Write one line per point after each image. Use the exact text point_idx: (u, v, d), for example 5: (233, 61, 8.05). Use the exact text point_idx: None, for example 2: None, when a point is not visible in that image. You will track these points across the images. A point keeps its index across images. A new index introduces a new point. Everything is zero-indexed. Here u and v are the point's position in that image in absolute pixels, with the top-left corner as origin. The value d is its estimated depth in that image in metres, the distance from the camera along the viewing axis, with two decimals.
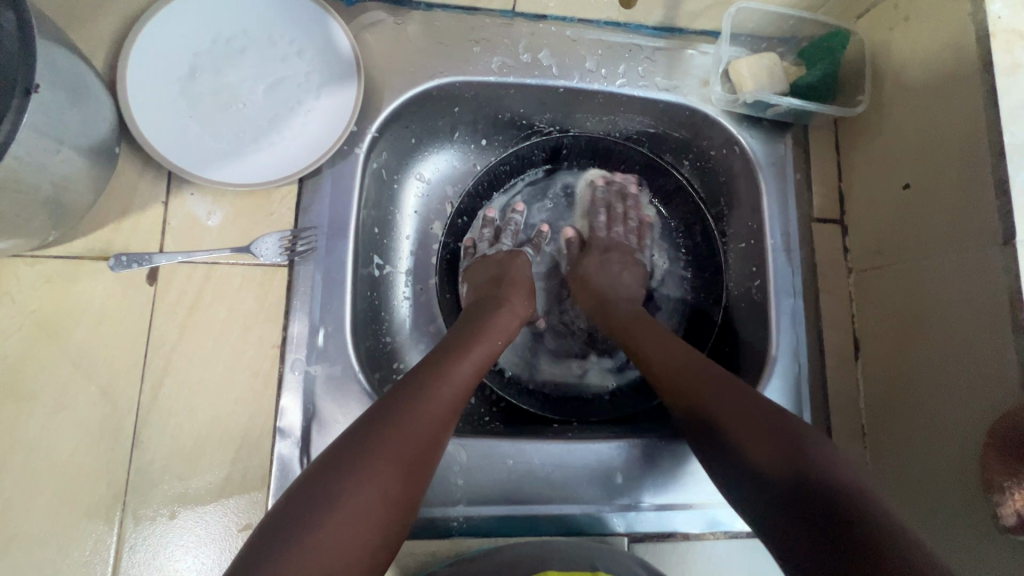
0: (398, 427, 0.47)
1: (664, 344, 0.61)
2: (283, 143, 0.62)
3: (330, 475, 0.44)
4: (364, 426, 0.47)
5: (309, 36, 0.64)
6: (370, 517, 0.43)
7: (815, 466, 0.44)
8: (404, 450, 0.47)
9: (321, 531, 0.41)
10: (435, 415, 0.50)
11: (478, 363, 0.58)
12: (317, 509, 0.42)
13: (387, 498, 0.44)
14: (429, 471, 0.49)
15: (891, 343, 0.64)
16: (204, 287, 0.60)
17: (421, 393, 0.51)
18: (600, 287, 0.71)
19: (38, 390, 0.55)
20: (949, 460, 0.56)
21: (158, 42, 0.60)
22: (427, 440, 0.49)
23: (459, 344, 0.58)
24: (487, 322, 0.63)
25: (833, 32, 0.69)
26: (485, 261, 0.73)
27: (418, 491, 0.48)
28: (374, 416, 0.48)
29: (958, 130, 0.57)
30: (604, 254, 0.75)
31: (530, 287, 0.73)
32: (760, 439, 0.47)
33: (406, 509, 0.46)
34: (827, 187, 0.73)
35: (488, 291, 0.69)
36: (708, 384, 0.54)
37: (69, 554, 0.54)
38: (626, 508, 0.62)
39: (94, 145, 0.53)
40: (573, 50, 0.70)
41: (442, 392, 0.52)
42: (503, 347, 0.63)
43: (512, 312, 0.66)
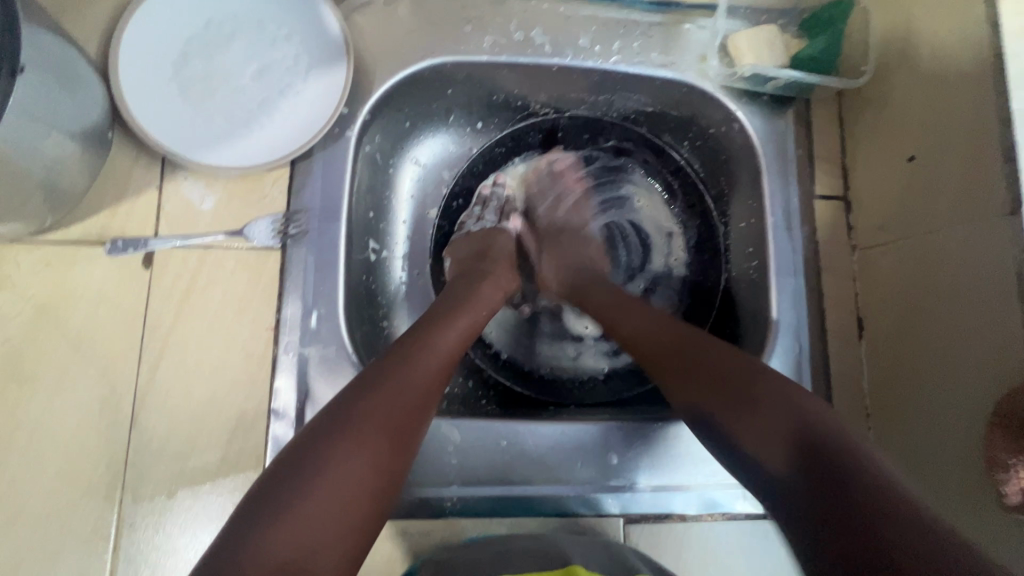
0: (381, 400, 0.47)
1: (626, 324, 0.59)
2: (273, 126, 0.62)
3: (311, 449, 0.43)
4: (346, 401, 0.47)
5: (299, 20, 0.64)
6: (355, 492, 0.43)
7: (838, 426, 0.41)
8: (387, 424, 0.46)
9: (309, 500, 0.41)
10: (422, 384, 0.50)
11: (464, 333, 0.57)
12: (299, 484, 0.41)
13: (374, 472, 0.44)
14: (417, 441, 0.49)
15: (897, 321, 0.63)
16: (199, 270, 0.60)
17: (406, 363, 0.50)
18: (567, 246, 0.73)
19: (39, 372, 0.57)
20: (956, 439, 0.55)
21: (148, 25, 0.60)
22: (414, 408, 0.49)
23: (445, 314, 0.58)
24: (472, 294, 0.62)
25: (835, 3, 0.66)
26: (469, 239, 0.72)
27: (405, 465, 0.47)
28: (357, 387, 0.48)
29: (968, 97, 0.54)
30: (561, 232, 0.75)
31: (513, 262, 0.72)
32: (760, 423, 0.44)
33: (395, 480, 0.46)
34: (831, 164, 0.71)
35: (471, 264, 0.68)
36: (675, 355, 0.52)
37: (71, 531, 0.55)
38: (621, 490, 0.62)
39: (86, 128, 0.54)
40: (566, 28, 0.69)
41: (426, 363, 0.52)
42: (487, 319, 0.62)
43: (495, 286, 0.65)
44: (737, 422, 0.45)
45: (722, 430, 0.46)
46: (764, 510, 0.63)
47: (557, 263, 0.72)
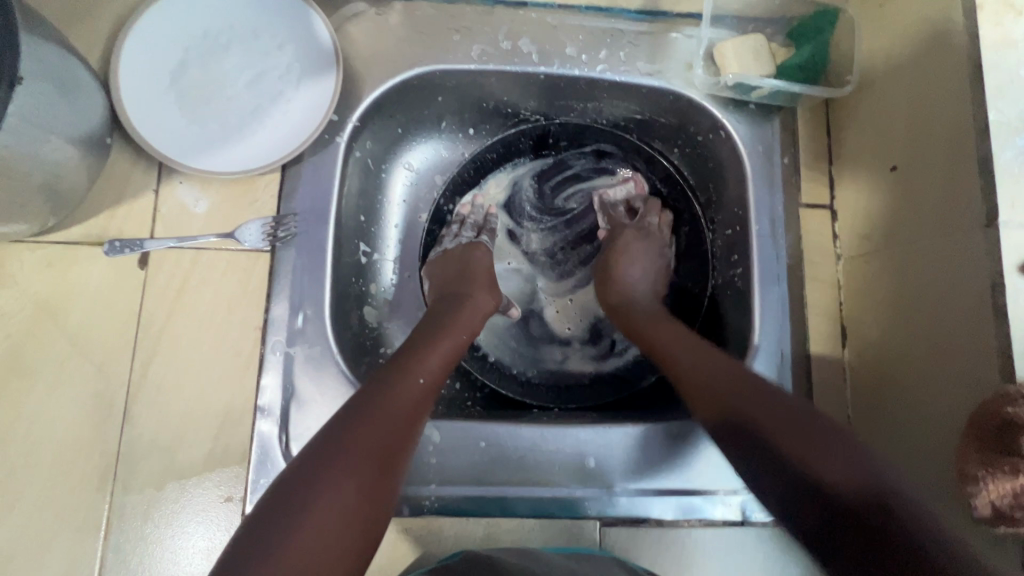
0: (367, 426, 0.49)
1: (689, 355, 0.58)
2: (264, 133, 0.64)
3: (301, 476, 0.45)
4: (333, 427, 0.49)
5: (291, 30, 0.66)
6: (346, 516, 0.44)
7: (845, 447, 0.44)
8: (372, 447, 0.48)
9: (301, 532, 0.42)
10: (406, 409, 0.52)
11: (445, 356, 0.59)
12: (294, 511, 0.43)
13: (361, 494, 0.46)
14: (404, 465, 0.50)
15: (880, 331, 0.62)
16: (192, 271, 0.62)
17: (390, 390, 0.52)
18: (635, 249, 0.73)
19: (38, 367, 0.59)
20: (934, 450, 0.54)
21: (148, 39, 0.63)
22: (400, 432, 0.50)
23: (427, 339, 0.60)
24: (453, 318, 0.64)
25: (820, 12, 0.67)
26: (447, 258, 0.72)
27: (394, 486, 0.49)
28: (343, 417, 0.49)
29: (949, 108, 0.54)
30: (644, 238, 0.75)
31: (493, 280, 0.73)
32: (784, 438, 0.46)
33: (385, 503, 0.48)
34: (818, 172, 0.71)
35: (450, 287, 0.69)
36: (733, 381, 0.53)
37: (66, 519, 0.58)
38: (599, 493, 0.63)
39: (85, 134, 0.56)
40: (554, 37, 0.70)
41: (410, 385, 0.54)
42: (470, 339, 0.64)
43: (476, 308, 0.67)
44: (812, 458, 0.44)
45: (756, 439, 0.48)
46: (742, 517, 0.63)
47: (649, 274, 0.73)
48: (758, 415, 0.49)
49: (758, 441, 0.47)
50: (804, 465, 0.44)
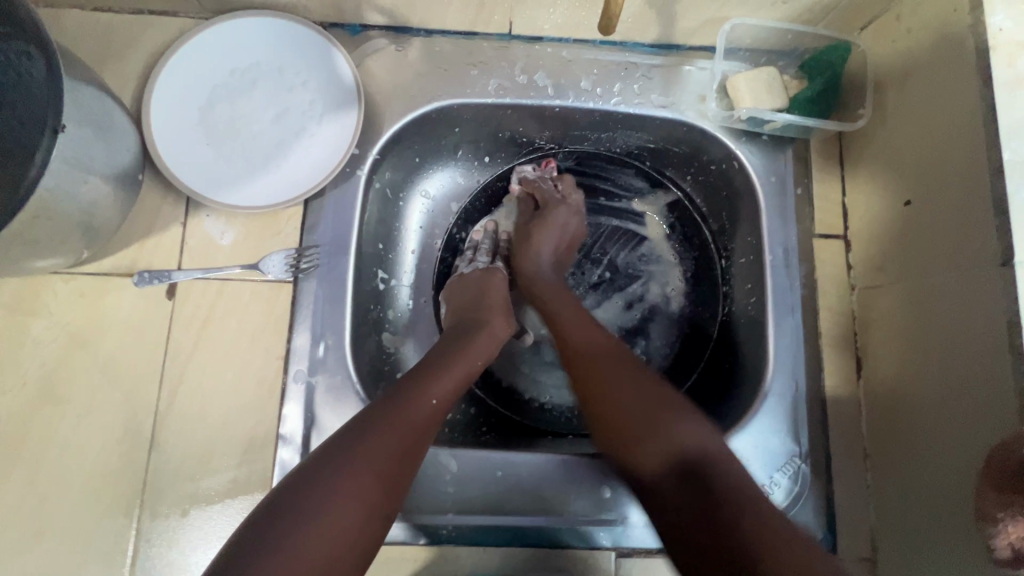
0: (374, 442, 0.49)
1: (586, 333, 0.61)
2: (288, 167, 0.67)
3: (308, 488, 0.46)
4: (340, 441, 0.49)
5: (314, 67, 0.68)
6: (348, 521, 0.45)
7: (693, 444, 0.50)
8: (378, 465, 0.48)
9: (302, 534, 0.43)
10: (417, 425, 0.52)
11: (461, 378, 0.59)
12: (299, 515, 0.44)
13: (364, 511, 0.46)
14: (410, 478, 0.51)
15: (896, 363, 0.63)
16: (217, 301, 0.64)
17: (404, 403, 0.53)
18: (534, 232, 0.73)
19: (70, 395, 0.61)
20: (951, 486, 0.54)
21: (178, 77, 0.66)
22: (408, 446, 0.51)
23: (446, 359, 0.60)
24: (471, 341, 0.63)
25: (833, 46, 0.67)
26: (465, 281, 0.72)
27: (398, 497, 0.50)
28: (356, 426, 0.50)
29: (964, 146, 0.55)
30: (569, 211, 0.75)
31: (507, 307, 0.71)
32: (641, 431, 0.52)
33: (387, 513, 0.49)
34: (831, 202, 0.72)
35: (464, 314, 0.68)
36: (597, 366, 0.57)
37: (94, 544, 0.59)
38: (613, 524, 0.63)
39: (119, 172, 0.59)
40: (569, 71, 0.72)
41: (424, 404, 0.54)
42: (484, 365, 0.63)
43: (492, 335, 0.66)
44: (667, 453, 0.50)
45: (603, 427, 0.54)
46: None
47: (555, 251, 0.73)
48: (632, 397, 0.54)
49: (611, 426, 0.54)
50: (653, 457, 0.51)
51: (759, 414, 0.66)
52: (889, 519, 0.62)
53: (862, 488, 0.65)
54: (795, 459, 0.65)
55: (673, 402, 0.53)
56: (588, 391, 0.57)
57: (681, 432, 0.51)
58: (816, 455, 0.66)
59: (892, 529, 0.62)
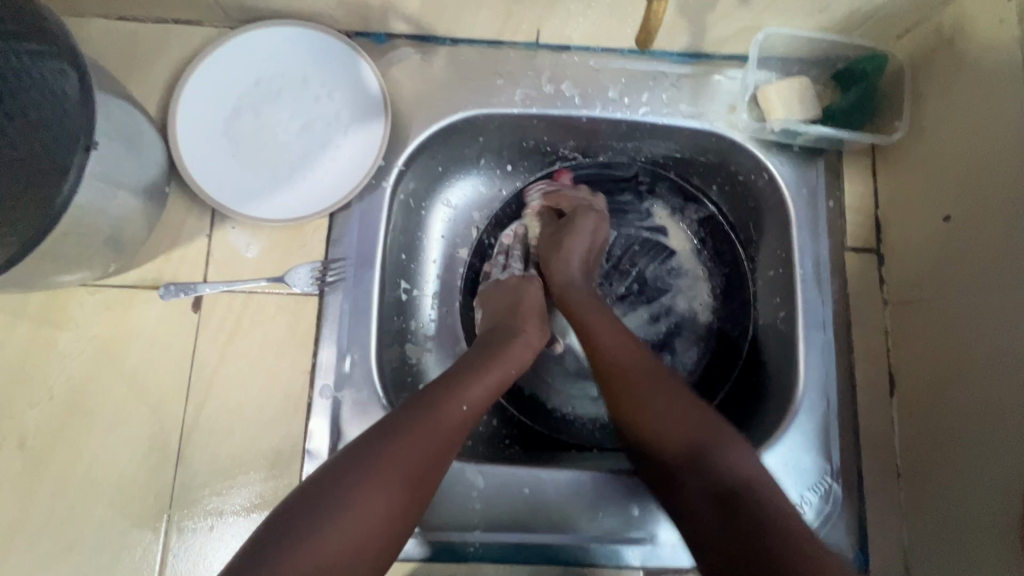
0: (405, 442, 0.49)
1: (623, 349, 0.60)
2: (314, 179, 0.66)
3: (336, 483, 0.46)
4: (372, 438, 0.49)
5: (340, 77, 0.67)
6: (370, 523, 0.45)
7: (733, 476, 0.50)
8: (408, 466, 0.48)
9: (326, 530, 0.43)
10: (447, 432, 0.52)
11: (494, 386, 0.58)
12: (324, 510, 0.44)
13: (389, 511, 0.46)
14: (435, 484, 0.51)
15: (932, 381, 0.62)
16: (243, 314, 0.64)
17: (436, 408, 0.52)
18: (550, 250, 0.71)
19: (97, 409, 0.61)
20: (992, 511, 0.53)
21: (203, 88, 0.65)
22: (438, 454, 0.50)
23: (480, 363, 0.59)
24: (505, 347, 0.62)
25: (870, 55, 0.66)
26: (500, 288, 0.71)
27: (423, 503, 0.49)
28: (387, 426, 0.50)
29: (1010, 163, 0.54)
30: (590, 212, 0.73)
31: (544, 314, 0.71)
32: (687, 457, 0.52)
33: (410, 518, 0.48)
34: (864, 215, 0.70)
35: (502, 319, 0.67)
36: (637, 389, 0.57)
37: (122, 558, 0.59)
38: (642, 542, 0.62)
39: (147, 186, 0.58)
40: (596, 80, 0.71)
41: (455, 410, 0.53)
42: (517, 375, 0.62)
43: (527, 342, 0.65)
44: (715, 476, 0.51)
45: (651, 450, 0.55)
46: None
47: (584, 260, 0.71)
48: (664, 413, 0.55)
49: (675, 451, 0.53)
50: (706, 476, 0.51)
51: (789, 430, 0.65)
52: (922, 539, 0.61)
53: (895, 508, 0.64)
54: (826, 478, 0.64)
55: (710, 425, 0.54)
56: (625, 406, 0.57)
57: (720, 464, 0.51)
58: (848, 473, 0.65)
59: (925, 550, 0.61)
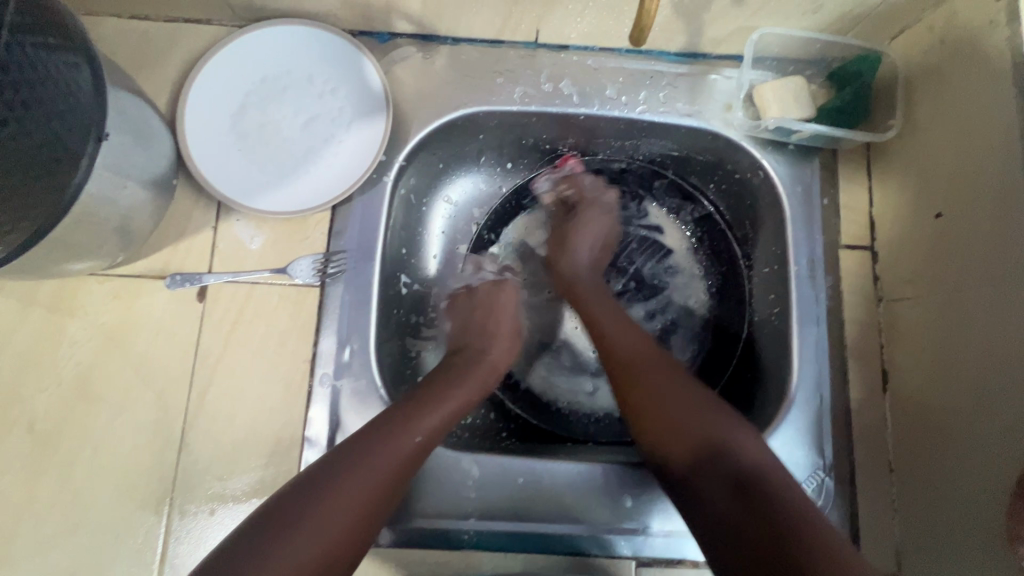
0: (366, 464, 0.50)
1: (627, 344, 0.62)
2: (317, 174, 0.68)
3: (281, 520, 0.46)
4: (335, 461, 0.50)
5: (344, 75, 0.69)
6: (331, 541, 0.46)
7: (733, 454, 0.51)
8: (368, 488, 0.50)
9: (285, 550, 0.44)
10: (408, 457, 0.53)
11: (456, 409, 0.59)
12: (284, 532, 0.45)
13: (347, 532, 0.47)
14: (395, 503, 0.52)
15: (924, 377, 0.62)
16: (246, 304, 0.65)
17: (397, 432, 0.54)
18: (576, 222, 0.76)
19: (103, 394, 0.63)
20: (981, 505, 0.54)
21: (211, 85, 0.67)
22: (398, 476, 0.52)
23: (441, 384, 0.61)
24: (469, 366, 0.65)
25: (864, 56, 0.67)
26: (471, 296, 0.75)
27: (381, 518, 0.51)
28: (351, 448, 0.52)
29: (1000, 161, 0.55)
30: (600, 210, 0.77)
31: (516, 314, 0.75)
32: (681, 439, 0.54)
33: (367, 534, 0.50)
34: (859, 214, 0.71)
35: (471, 325, 0.71)
36: (658, 376, 0.58)
37: (125, 540, 0.61)
38: (634, 533, 0.63)
39: (155, 178, 0.60)
40: (594, 79, 0.72)
41: (413, 440, 0.54)
42: (481, 399, 0.64)
43: (492, 350, 0.69)
44: (722, 454, 0.51)
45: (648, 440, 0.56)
46: None
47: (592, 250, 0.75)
48: (672, 400, 0.56)
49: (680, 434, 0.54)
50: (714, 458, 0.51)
51: (783, 424, 0.65)
52: (914, 535, 0.62)
53: (887, 503, 0.65)
54: (819, 472, 0.65)
55: (713, 407, 0.55)
56: (638, 403, 0.58)
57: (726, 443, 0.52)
58: (840, 468, 0.65)
59: (916, 545, 0.61)
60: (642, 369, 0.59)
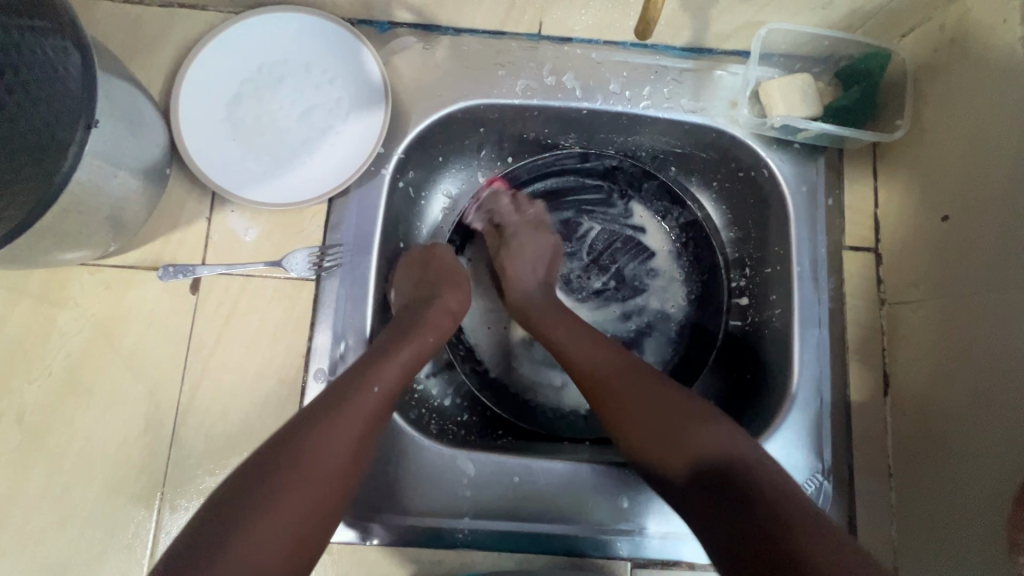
0: (320, 431, 0.47)
1: (600, 356, 0.60)
2: (314, 165, 0.66)
3: (243, 494, 0.44)
4: (284, 438, 0.47)
5: (342, 65, 0.68)
6: (291, 523, 0.44)
7: (711, 454, 0.50)
8: (326, 455, 0.47)
9: (238, 546, 0.41)
10: (363, 416, 0.50)
11: (409, 361, 0.56)
12: (234, 528, 0.42)
13: (310, 509, 0.45)
14: (361, 467, 0.50)
15: (926, 382, 0.61)
16: (240, 297, 0.64)
17: (349, 392, 0.51)
18: (522, 243, 0.74)
19: (94, 387, 0.62)
20: (981, 513, 0.53)
21: (205, 73, 0.66)
22: (358, 438, 0.49)
23: (390, 342, 0.57)
24: (419, 321, 0.61)
25: (872, 53, 0.66)
26: (409, 261, 0.69)
27: (348, 488, 0.49)
28: (300, 420, 0.48)
29: (1010, 164, 0.54)
30: (533, 229, 0.76)
31: (460, 273, 0.70)
32: (659, 443, 0.52)
33: (336, 504, 0.47)
34: (863, 215, 0.70)
35: (416, 289, 0.66)
36: (624, 381, 0.57)
37: (115, 534, 0.60)
38: (630, 534, 0.62)
39: (147, 167, 0.59)
40: (598, 73, 0.71)
41: (367, 396, 0.51)
42: (437, 341, 0.61)
43: (443, 307, 0.64)
44: (698, 455, 0.50)
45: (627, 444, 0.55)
46: None
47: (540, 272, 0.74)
48: (643, 403, 0.55)
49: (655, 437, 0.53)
50: (690, 456, 0.50)
51: (782, 426, 0.65)
52: (912, 540, 0.61)
53: (885, 508, 0.64)
54: (817, 476, 0.64)
55: (684, 405, 0.54)
56: (612, 411, 0.56)
57: (703, 444, 0.51)
58: (839, 472, 0.65)
59: (914, 550, 0.61)
60: (610, 374, 0.58)
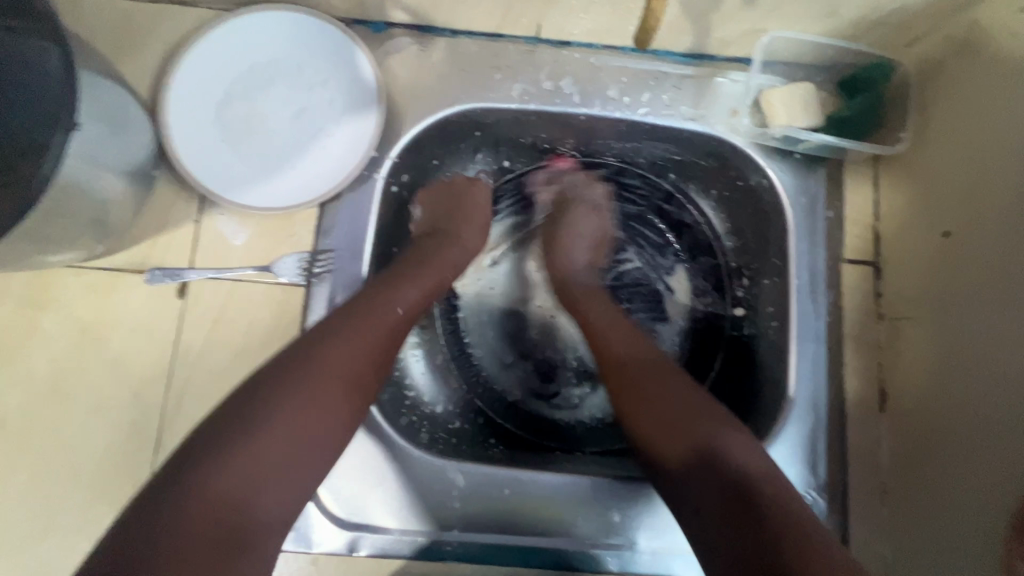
0: (338, 346, 0.48)
1: (626, 343, 0.58)
2: (305, 169, 0.65)
3: (253, 402, 0.43)
4: (300, 350, 0.47)
5: (335, 66, 0.66)
6: (299, 435, 0.43)
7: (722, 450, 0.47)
8: (344, 368, 0.47)
9: (243, 449, 0.41)
10: (380, 337, 0.51)
11: (426, 289, 0.58)
12: (242, 427, 0.42)
13: (320, 426, 0.45)
14: (372, 393, 0.50)
15: (923, 400, 0.61)
16: (227, 302, 0.63)
17: (370, 310, 0.52)
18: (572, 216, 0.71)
19: (78, 391, 0.61)
20: (975, 537, 0.52)
21: (195, 73, 0.64)
22: (373, 357, 0.50)
23: (411, 270, 0.59)
24: (437, 256, 0.62)
25: (877, 63, 0.65)
26: (444, 187, 0.69)
27: (356, 415, 0.48)
28: (317, 333, 0.49)
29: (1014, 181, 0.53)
30: (589, 209, 0.72)
31: (487, 215, 0.70)
32: (670, 434, 0.49)
33: (344, 429, 0.47)
34: (864, 228, 0.69)
35: (440, 220, 0.67)
36: (646, 370, 0.54)
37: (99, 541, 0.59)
38: (621, 549, 0.62)
39: (132, 168, 0.57)
40: (596, 78, 0.69)
41: (387, 313, 0.53)
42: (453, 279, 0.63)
43: (462, 248, 0.65)
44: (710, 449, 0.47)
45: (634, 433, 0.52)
46: None
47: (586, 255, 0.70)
48: (661, 393, 0.52)
49: (666, 432, 0.50)
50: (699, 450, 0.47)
51: (776, 441, 0.64)
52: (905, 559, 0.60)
53: (879, 526, 0.63)
54: (811, 492, 0.63)
55: (700, 400, 0.51)
56: (626, 396, 0.53)
57: (711, 435, 0.48)
58: (833, 489, 0.64)
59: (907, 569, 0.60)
60: (629, 360, 0.56)
